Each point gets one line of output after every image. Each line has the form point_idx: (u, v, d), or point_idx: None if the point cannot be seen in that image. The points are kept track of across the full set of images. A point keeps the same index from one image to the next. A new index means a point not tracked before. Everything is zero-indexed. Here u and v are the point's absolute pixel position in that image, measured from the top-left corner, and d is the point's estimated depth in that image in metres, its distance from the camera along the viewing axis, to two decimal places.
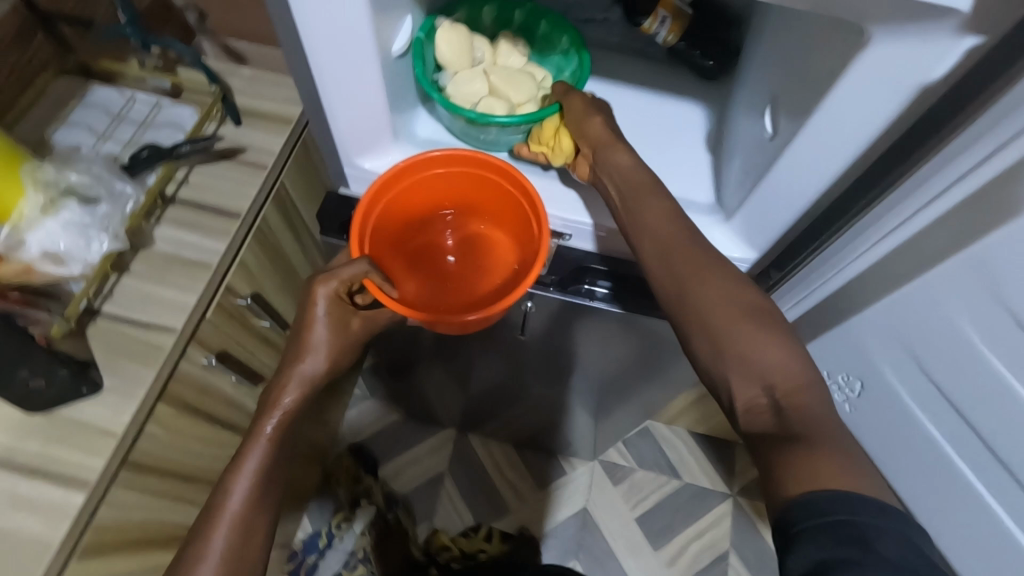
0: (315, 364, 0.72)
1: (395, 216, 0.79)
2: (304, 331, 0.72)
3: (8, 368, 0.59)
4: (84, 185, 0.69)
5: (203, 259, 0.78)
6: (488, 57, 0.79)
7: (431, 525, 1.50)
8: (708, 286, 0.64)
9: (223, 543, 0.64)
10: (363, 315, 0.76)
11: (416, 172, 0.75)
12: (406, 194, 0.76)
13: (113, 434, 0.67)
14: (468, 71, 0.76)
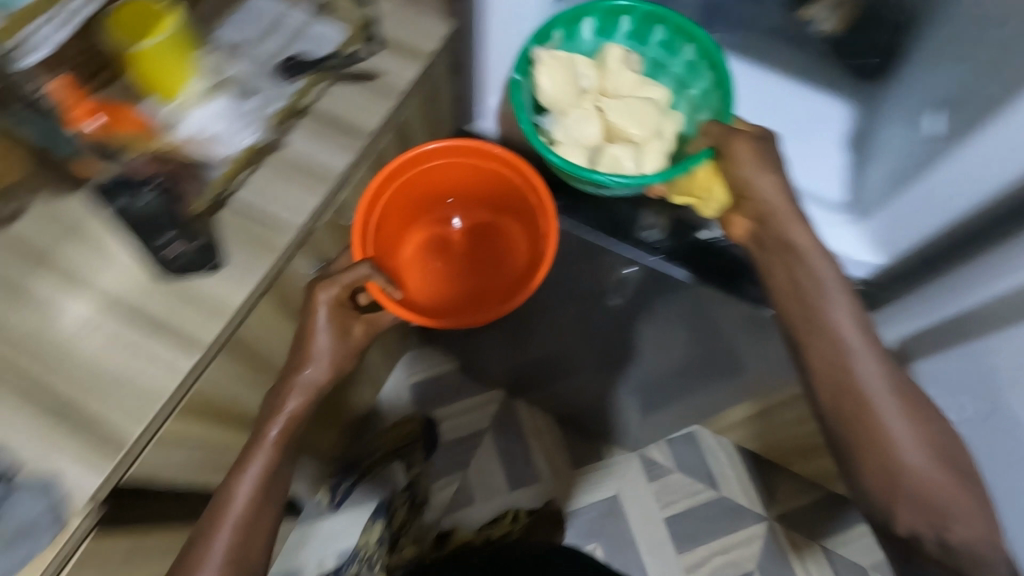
0: (319, 371, 0.78)
1: (404, 205, 0.93)
2: (304, 342, 0.78)
3: (159, 223, 0.69)
4: (242, 80, 0.78)
5: (325, 170, 0.80)
6: (594, 87, 0.85)
7: (463, 474, 1.55)
8: (890, 429, 0.69)
9: (225, 543, 0.70)
10: (364, 321, 0.83)
11: (420, 162, 0.88)
12: (408, 185, 0.90)
13: (224, 313, 0.71)
14: (578, 110, 0.82)
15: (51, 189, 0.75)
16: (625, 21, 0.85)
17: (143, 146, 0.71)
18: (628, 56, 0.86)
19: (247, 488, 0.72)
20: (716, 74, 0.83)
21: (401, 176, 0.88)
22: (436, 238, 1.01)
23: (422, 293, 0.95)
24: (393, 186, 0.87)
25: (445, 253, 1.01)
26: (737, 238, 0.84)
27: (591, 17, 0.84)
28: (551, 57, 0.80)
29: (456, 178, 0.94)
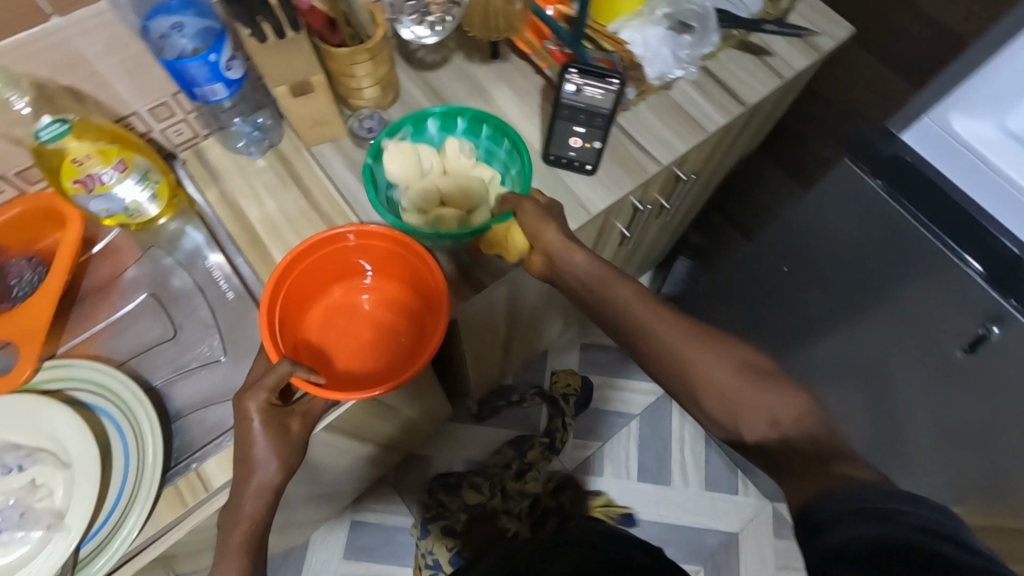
0: (270, 460, 0.59)
1: (299, 295, 0.72)
2: (244, 446, 0.59)
3: (580, 110, 0.72)
4: (684, 15, 0.78)
5: (702, 120, 0.81)
6: (436, 165, 0.75)
7: (600, 445, 1.57)
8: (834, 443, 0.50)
9: None
10: (302, 411, 0.63)
11: (307, 256, 0.69)
12: (314, 266, 0.71)
13: (586, 211, 0.76)
14: (418, 184, 0.74)
15: (471, 54, 0.84)
16: (460, 121, 0.77)
17: (604, 42, 0.75)
18: (468, 146, 0.76)
19: (251, 508, 0.59)
20: (511, 144, 0.75)
21: (293, 271, 0.68)
22: (348, 306, 0.76)
23: (348, 365, 0.73)
24: (286, 284, 0.68)
25: (354, 326, 0.76)
26: (542, 278, 0.71)
27: (432, 115, 0.75)
28: (400, 142, 0.73)
29: (368, 257, 0.74)
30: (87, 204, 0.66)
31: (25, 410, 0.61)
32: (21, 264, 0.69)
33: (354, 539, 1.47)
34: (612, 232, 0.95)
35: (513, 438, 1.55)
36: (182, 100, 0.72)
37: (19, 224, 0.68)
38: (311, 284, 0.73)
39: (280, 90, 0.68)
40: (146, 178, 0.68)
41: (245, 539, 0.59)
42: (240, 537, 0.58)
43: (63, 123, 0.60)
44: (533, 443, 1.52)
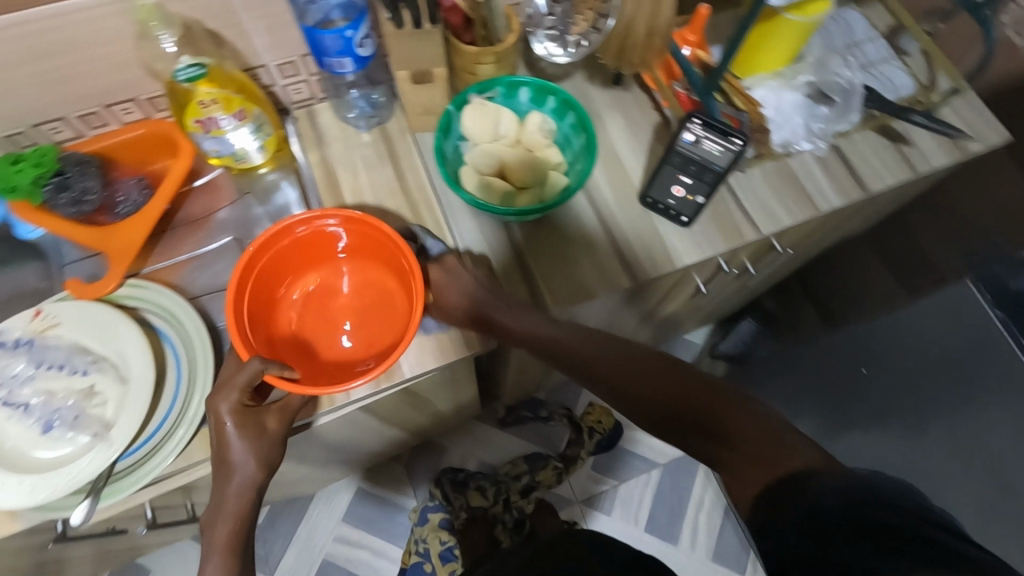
0: (246, 457, 0.61)
1: (271, 282, 0.69)
2: (221, 447, 0.61)
3: (691, 160, 0.70)
4: (828, 87, 0.76)
5: (816, 197, 0.76)
6: (512, 135, 0.73)
7: (615, 484, 1.54)
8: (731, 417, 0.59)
9: None
10: (279, 407, 0.63)
11: (267, 247, 0.67)
12: (278, 257, 0.68)
13: (670, 264, 0.74)
14: (486, 147, 0.71)
15: (594, 76, 0.83)
16: (551, 100, 0.73)
17: (737, 99, 0.71)
18: (549, 126, 0.73)
19: (232, 507, 0.62)
20: (586, 140, 0.71)
21: (257, 261, 0.66)
22: (327, 289, 0.73)
23: (335, 354, 0.70)
24: (253, 272, 0.66)
25: (337, 313, 0.72)
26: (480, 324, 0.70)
27: (526, 84, 0.72)
28: (484, 102, 0.71)
29: (341, 242, 0.71)
30: (201, 141, 0.69)
31: (101, 319, 0.65)
32: (129, 183, 0.72)
33: (355, 506, 1.50)
34: (687, 285, 0.91)
35: (531, 453, 1.53)
36: (308, 63, 0.75)
37: (138, 145, 0.72)
38: (279, 275, 0.70)
39: (401, 74, 0.69)
40: (258, 132, 0.71)
41: (230, 537, 0.62)
42: (226, 537, 0.61)
43: (199, 68, 0.63)
44: (548, 463, 1.49)
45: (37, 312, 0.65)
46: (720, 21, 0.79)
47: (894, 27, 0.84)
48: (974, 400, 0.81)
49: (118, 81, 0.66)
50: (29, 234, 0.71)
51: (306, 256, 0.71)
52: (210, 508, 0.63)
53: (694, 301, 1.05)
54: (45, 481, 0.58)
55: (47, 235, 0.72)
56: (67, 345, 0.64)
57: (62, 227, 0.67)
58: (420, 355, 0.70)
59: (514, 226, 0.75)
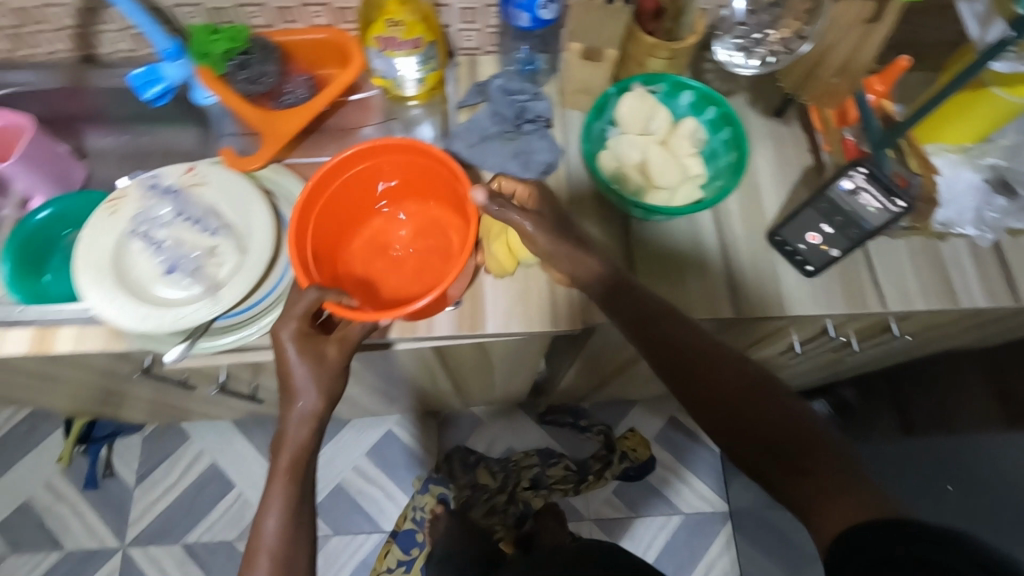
0: (310, 386, 0.64)
1: (338, 213, 0.73)
2: (286, 374, 0.64)
3: (840, 210, 0.66)
4: (1012, 178, 0.70)
5: (961, 290, 0.70)
6: (662, 134, 0.71)
7: (631, 516, 1.50)
8: (778, 415, 0.61)
9: (274, 525, 0.62)
10: (337, 339, 0.66)
11: (337, 178, 0.70)
12: (345, 188, 0.71)
13: (781, 309, 0.71)
14: (633, 138, 0.71)
15: (758, 101, 0.80)
16: (712, 110, 0.71)
17: (913, 159, 0.66)
18: (699, 138, 0.72)
19: (296, 436, 0.65)
20: (737, 159, 0.68)
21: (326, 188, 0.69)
22: (388, 228, 0.77)
23: (391, 290, 0.74)
24: (322, 197, 0.69)
25: (394, 251, 0.76)
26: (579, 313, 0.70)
27: (692, 88, 0.70)
28: (646, 93, 0.70)
29: (404, 180, 0.75)
30: (372, 58, 0.72)
31: (240, 190, 0.70)
32: (299, 81, 0.77)
33: (381, 446, 1.54)
34: (782, 338, 0.87)
35: (545, 448, 1.52)
36: (488, 14, 0.77)
37: (319, 48, 0.77)
38: (345, 205, 0.73)
39: (574, 46, 0.70)
40: (423, 63, 0.72)
41: (290, 463, 0.64)
42: (287, 463, 0.63)
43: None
44: (561, 464, 1.48)
45: (191, 168, 0.71)
46: (911, 81, 0.75)
47: None
48: None
49: None
50: (203, 101, 0.75)
51: (372, 189, 0.75)
52: (277, 436, 0.66)
53: (780, 358, 1.00)
54: (157, 315, 0.64)
55: (216, 105, 0.77)
56: (206, 205, 0.70)
57: (232, 100, 0.73)
58: (507, 317, 0.71)
59: (634, 224, 0.75)
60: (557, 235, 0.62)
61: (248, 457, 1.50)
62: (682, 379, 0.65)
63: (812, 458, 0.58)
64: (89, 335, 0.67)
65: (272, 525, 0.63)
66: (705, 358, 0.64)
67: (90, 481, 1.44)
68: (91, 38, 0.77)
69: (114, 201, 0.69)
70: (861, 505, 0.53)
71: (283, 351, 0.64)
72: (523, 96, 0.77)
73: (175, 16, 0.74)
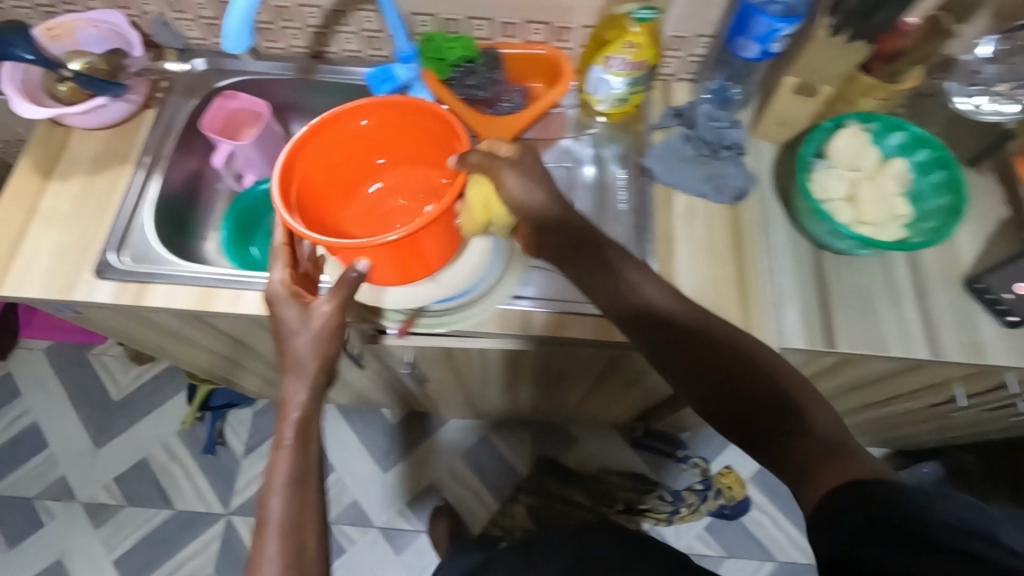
0: (314, 338, 0.60)
1: (328, 173, 0.67)
2: (289, 353, 0.60)
3: None
4: None
5: None
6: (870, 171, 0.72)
7: (722, 555, 1.47)
8: (771, 374, 0.56)
9: (280, 506, 0.54)
10: (339, 294, 0.60)
11: (320, 133, 0.63)
12: (328, 145, 0.65)
13: (981, 358, 0.70)
14: (843, 171, 0.71)
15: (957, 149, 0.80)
16: (925, 153, 0.72)
17: None
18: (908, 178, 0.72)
19: (298, 398, 0.59)
20: (952, 203, 0.69)
21: (317, 134, 0.62)
22: (386, 202, 0.74)
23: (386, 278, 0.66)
24: (311, 142, 0.62)
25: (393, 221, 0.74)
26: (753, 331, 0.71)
27: (907, 130, 0.71)
28: (861, 130, 0.71)
29: (409, 144, 0.69)
30: (594, 76, 0.76)
31: None
32: (513, 92, 0.81)
33: (475, 450, 1.56)
34: (948, 388, 0.85)
35: (636, 472, 1.52)
36: (698, 44, 0.82)
37: (532, 63, 0.81)
38: (337, 172, 0.69)
39: (788, 81, 0.73)
40: (635, 85, 0.76)
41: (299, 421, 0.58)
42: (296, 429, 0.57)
43: (653, 11, 0.70)
44: (651, 490, 1.48)
45: None
46: None
47: None
48: None
49: (553, 4, 0.76)
50: (418, 102, 0.81)
51: (369, 148, 0.69)
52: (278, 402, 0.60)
53: (930, 410, 0.98)
54: (381, 292, 0.71)
55: (426, 108, 0.82)
56: None
57: (456, 104, 0.78)
58: None
59: (826, 256, 0.75)
60: (531, 179, 0.60)
61: (349, 443, 1.55)
62: (665, 339, 0.59)
63: (808, 416, 0.54)
64: None
65: (277, 500, 0.54)
66: (686, 318, 0.59)
67: (207, 447, 1.52)
68: (327, 36, 0.84)
69: None
70: (862, 467, 0.50)
71: (277, 318, 0.61)
72: (722, 123, 0.80)
73: (408, 23, 0.80)
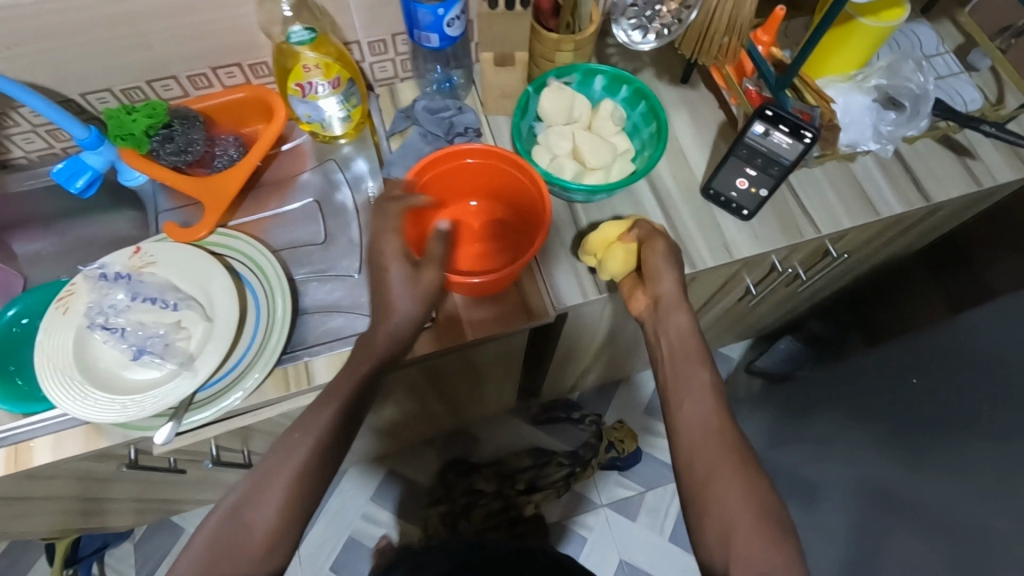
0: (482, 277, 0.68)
1: (437, 184, 0.74)
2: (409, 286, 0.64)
3: (733, 148, 0.72)
4: (898, 91, 0.76)
5: (876, 202, 0.78)
6: (586, 118, 0.76)
7: (643, 491, 1.48)
8: (730, 488, 0.54)
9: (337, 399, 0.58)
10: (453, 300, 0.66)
11: (420, 177, 0.71)
12: (426, 190, 0.73)
13: (729, 254, 0.76)
14: (561, 127, 0.75)
15: (663, 73, 0.86)
16: (625, 89, 0.77)
17: (808, 95, 0.71)
18: (620, 113, 0.76)
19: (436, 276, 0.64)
20: (657, 128, 0.74)
21: (432, 166, 0.71)
22: (461, 214, 0.78)
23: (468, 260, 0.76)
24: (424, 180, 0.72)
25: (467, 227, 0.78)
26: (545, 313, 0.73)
27: (602, 71, 0.76)
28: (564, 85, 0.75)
29: (449, 185, 0.75)
30: (295, 105, 0.74)
31: (192, 262, 0.70)
32: (227, 141, 0.77)
33: (385, 488, 1.49)
34: (710, 284, 0.83)
35: (534, 448, 1.50)
36: (399, 41, 0.79)
37: (236, 107, 0.77)
38: (447, 184, 0.75)
39: (485, 56, 0.74)
40: (346, 101, 0.75)
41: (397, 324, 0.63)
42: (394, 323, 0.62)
43: (310, 32, 0.68)
44: (552, 460, 1.46)
45: (136, 250, 0.71)
46: (792, 27, 0.82)
47: (966, 48, 0.86)
48: None
49: (232, 44, 0.72)
50: (131, 181, 0.77)
51: (456, 195, 0.78)
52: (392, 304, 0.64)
53: (742, 301, 1.07)
54: (136, 401, 0.63)
55: (147, 184, 0.78)
56: (159, 283, 0.69)
57: (167, 175, 0.73)
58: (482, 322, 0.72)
59: (581, 208, 0.78)
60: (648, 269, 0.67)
61: None
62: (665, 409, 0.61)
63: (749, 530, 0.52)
64: (66, 438, 0.65)
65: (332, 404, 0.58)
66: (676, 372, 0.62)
67: None
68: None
69: (65, 299, 0.68)
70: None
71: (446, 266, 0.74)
72: (448, 112, 0.80)
73: (88, 104, 0.74)
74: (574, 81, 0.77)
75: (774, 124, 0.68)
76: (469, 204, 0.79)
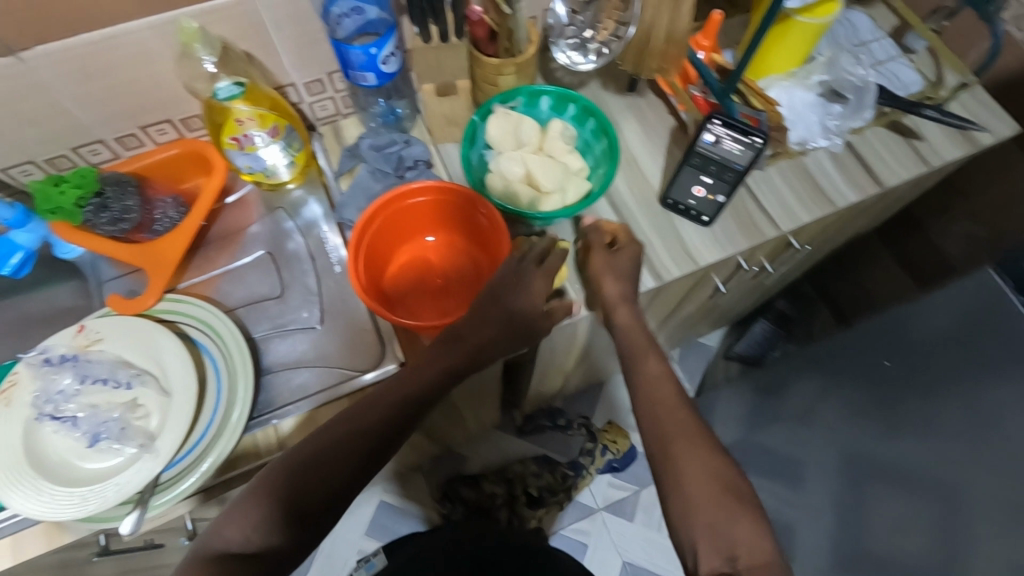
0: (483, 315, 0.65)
1: (391, 226, 0.72)
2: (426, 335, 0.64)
3: (686, 158, 0.73)
4: (840, 84, 0.78)
5: (831, 194, 0.78)
6: (535, 140, 0.75)
7: (637, 490, 1.49)
8: (692, 462, 0.58)
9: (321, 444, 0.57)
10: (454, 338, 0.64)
11: (371, 223, 0.69)
12: (380, 234, 0.71)
13: (694, 262, 0.75)
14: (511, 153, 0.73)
15: (610, 82, 0.85)
16: (572, 107, 0.76)
17: (754, 99, 0.72)
18: (570, 132, 0.75)
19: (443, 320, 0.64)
20: (609, 144, 0.73)
21: (382, 210, 0.69)
22: (420, 251, 0.77)
23: (433, 297, 0.75)
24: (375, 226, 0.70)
25: (428, 264, 0.76)
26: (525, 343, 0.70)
27: (547, 92, 0.75)
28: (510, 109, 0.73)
29: (403, 225, 0.74)
30: (234, 158, 0.70)
31: (141, 333, 0.67)
32: (166, 201, 0.74)
33: (378, 519, 1.45)
34: (679, 291, 0.82)
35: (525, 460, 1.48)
36: (336, 77, 0.76)
37: (172, 164, 0.74)
38: (400, 225, 0.73)
39: (427, 87, 0.77)
40: (288, 149, 0.72)
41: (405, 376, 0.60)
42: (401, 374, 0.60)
43: (239, 86, 0.64)
44: (556, 469, 1.43)
45: (80, 329, 0.67)
46: (731, 25, 0.82)
47: (903, 28, 0.87)
48: (995, 377, 0.72)
49: (158, 100, 0.69)
50: (68, 254, 0.73)
51: (411, 233, 0.76)
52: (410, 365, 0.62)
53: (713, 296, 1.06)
54: (95, 491, 0.59)
55: (85, 254, 0.75)
56: (108, 360, 0.66)
57: (106, 246, 0.69)
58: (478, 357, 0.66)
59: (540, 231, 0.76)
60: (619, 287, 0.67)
61: None
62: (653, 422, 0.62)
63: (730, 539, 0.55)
64: (26, 540, 0.62)
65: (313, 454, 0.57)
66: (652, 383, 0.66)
67: None
68: None
69: (6, 393, 0.63)
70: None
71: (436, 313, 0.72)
72: (395, 146, 0.77)
73: (9, 178, 0.69)
74: (520, 105, 0.76)
75: (724, 133, 0.70)
76: (426, 240, 0.77)
